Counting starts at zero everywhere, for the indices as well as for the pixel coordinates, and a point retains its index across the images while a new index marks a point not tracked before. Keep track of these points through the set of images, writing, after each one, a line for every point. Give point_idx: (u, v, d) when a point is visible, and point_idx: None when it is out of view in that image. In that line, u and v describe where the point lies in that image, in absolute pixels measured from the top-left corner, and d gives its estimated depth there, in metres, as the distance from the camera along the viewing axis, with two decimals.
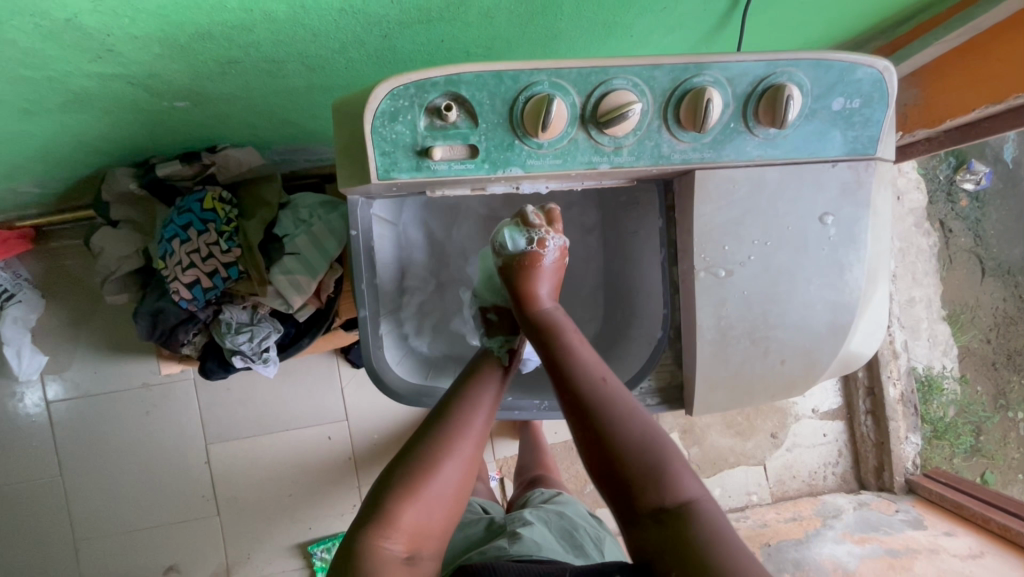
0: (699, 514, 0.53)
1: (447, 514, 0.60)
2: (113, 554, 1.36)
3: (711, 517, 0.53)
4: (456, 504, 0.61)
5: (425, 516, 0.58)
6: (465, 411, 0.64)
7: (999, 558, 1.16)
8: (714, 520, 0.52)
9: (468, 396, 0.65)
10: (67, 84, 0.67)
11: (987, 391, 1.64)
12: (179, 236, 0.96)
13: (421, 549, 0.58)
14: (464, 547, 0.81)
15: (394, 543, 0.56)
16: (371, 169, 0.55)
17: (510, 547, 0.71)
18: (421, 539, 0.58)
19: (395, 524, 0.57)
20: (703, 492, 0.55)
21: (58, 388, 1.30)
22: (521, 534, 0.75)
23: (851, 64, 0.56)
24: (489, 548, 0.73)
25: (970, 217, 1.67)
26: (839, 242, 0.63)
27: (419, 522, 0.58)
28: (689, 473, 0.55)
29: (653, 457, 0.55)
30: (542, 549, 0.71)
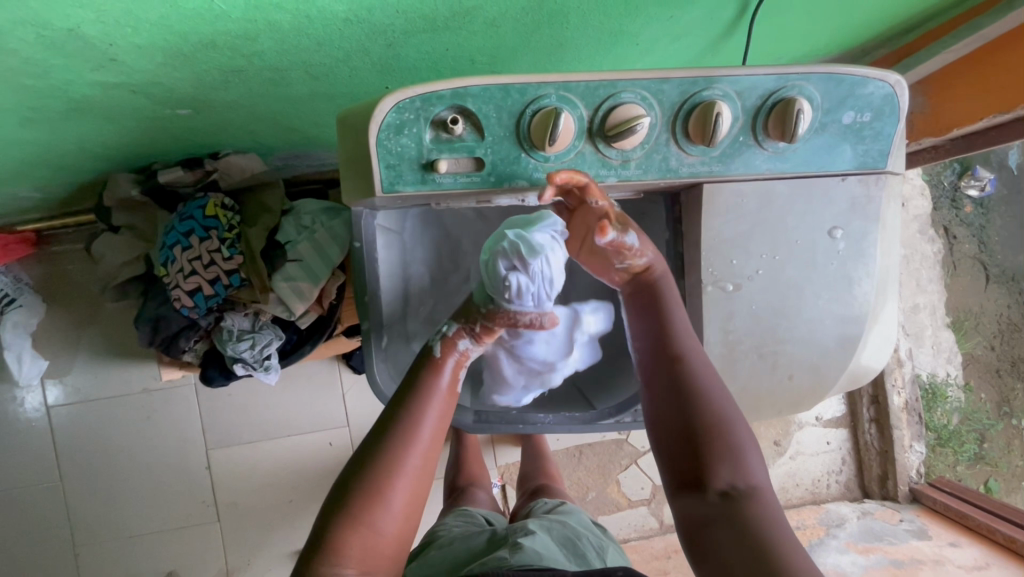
0: (762, 503, 0.52)
1: (401, 529, 0.55)
2: (113, 560, 1.35)
3: (768, 504, 0.53)
4: (411, 517, 0.56)
5: (375, 534, 0.54)
6: (414, 414, 0.59)
7: (1005, 569, 1.15)
8: (775, 513, 0.52)
9: (416, 399, 0.60)
10: (69, 92, 0.66)
11: (990, 399, 1.61)
12: (181, 243, 0.96)
13: (375, 568, 0.53)
14: (465, 556, 0.80)
15: (343, 568, 0.52)
16: (376, 182, 0.55)
17: (512, 557, 0.70)
18: (374, 559, 0.53)
19: (342, 544, 0.52)
20: (769, 484, 0.55)
21: (58, 392, 1.29)
22: (522, 544, 0.74)
23: (862, 78, 0.55)
24: (490, 560, 0.72)
25: (974, 223, 1.63)
26: (848, 257, 0.62)
27: (370, 541, 0.53)
28: (759, 459, 0.55)
29: (725, 436, 0.54)
30: (544, 559, 0.71)
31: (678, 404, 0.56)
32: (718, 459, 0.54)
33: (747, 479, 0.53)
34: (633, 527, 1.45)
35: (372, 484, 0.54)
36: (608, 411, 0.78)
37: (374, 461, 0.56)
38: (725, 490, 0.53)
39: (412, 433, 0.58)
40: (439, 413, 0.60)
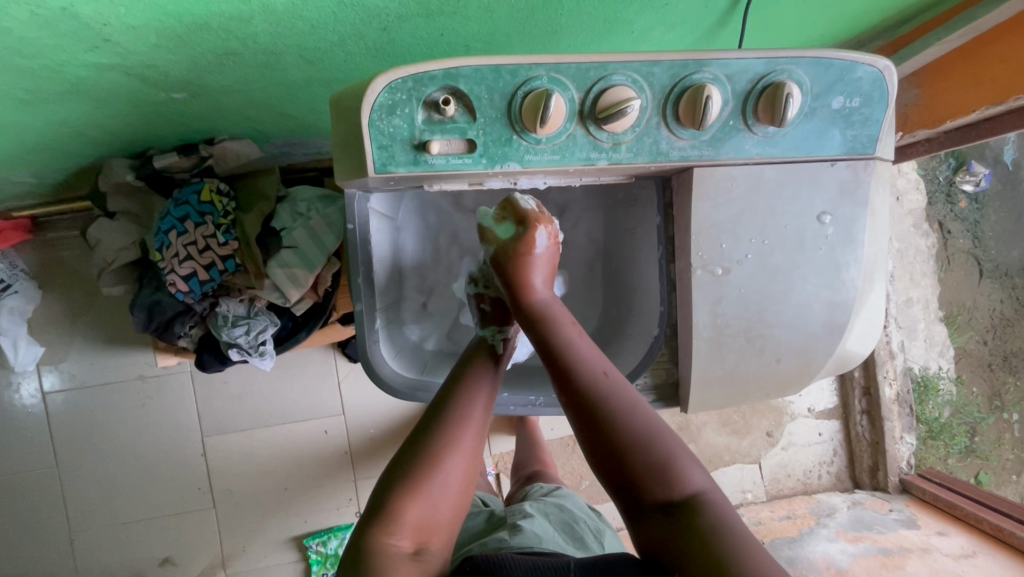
0: (711, 506, 0.53)
1: (455, 504, 0.58)
2: (109, 546, 1.36)
3: (717, 508, 0.53)
4: (465, 494, 0.59)
5: (433, 509, 0.56)
6: (467, 393, 0.63)
7: (991, 557, 1.17)
8: (720, 512, 0.52)
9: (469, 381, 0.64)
10: (64, 73, 0.66)
11: (982, 393, 1.65)
12: (176, 229, 0.96)
13: (428, 541, 0.55)
14: (464, 537, 0.81)
15: (398, 536, 0.54)
16: (369, 163, 0.55)
17: (511, 539, 0.71)
18: (430, 533, 0.56)
19: (400, 516, 0.55)
20: (708, 482, 0.55)
21: (54, 379, 1.29)
22: (521, 526, 0.75)
23: (851, 63, 0.55)
24: (490, 540, 0.72)
25: (968, 219, 1.67)
26: (836, 242, 0.63)
27: (424, 515, 0.56)
28: (695, 462, 0.55)
29: (656, 448, 0.55)
30: (544, 541, 0.71)
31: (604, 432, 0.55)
32: (652, 479, 0.54)
33: (690, 487, 0.54)
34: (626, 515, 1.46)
35: (430, 458, 0.58)
36: None
37: (430, 438, 0.59)
38: (669, 507, 0.53)
39: (467, 413, 0.61)
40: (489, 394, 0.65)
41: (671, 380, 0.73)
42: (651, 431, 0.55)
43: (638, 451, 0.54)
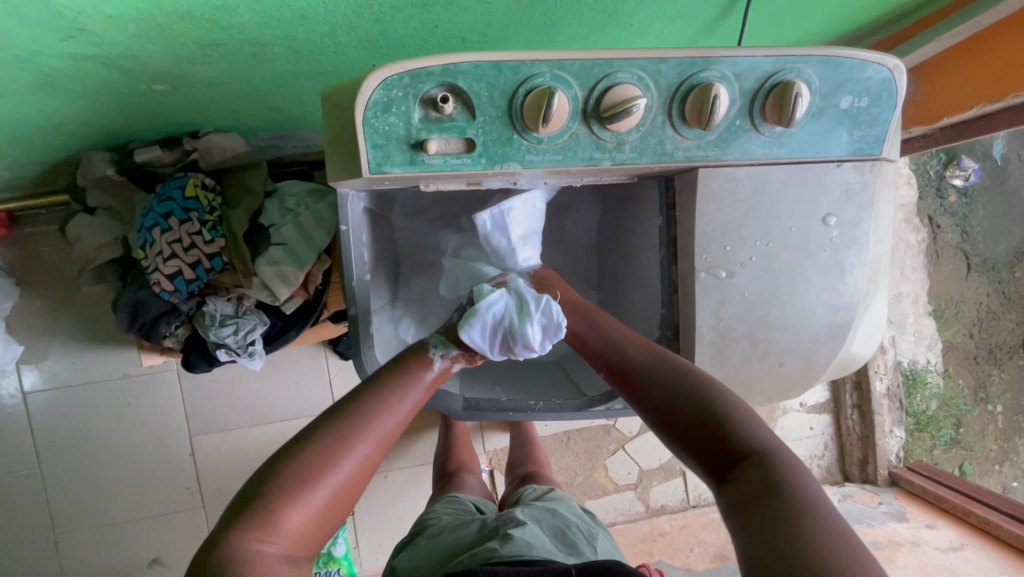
0: (785, 458, 0.48)
1: (329, 508, 0.52)
2: (95, 548, 1.33)
3: (787, 460, 0.48)
4: (343, 499, 0.54)
5: (300, 505, 0.50)
6: (382, 397, 0.60)
7: (979, 550, 1.19)
8: (797, 464, 0.47)
9: (389, 390, 0.61)
10: (37, 64, 0.63)
11: (968, 385, 1.68)
12: (160, 226, 0.93)
13: (294, 549, 0.49)
14: (455, 547, 0.80)
15: (261, 537, 0.48)
16: (363, 163, 0.53)
17: (501, 548, 0.70)
18: (290, 536, 0.49)
19: (264, 509, 0.49)
20: (778, 442, 0.50)
21: (34, 378, 1.25)
22: (512, 535, 0.74)
23: (861, 62, 0.54)
24: (480, 551, 0.71)
25: (958, 213, 1.67)
26: (841, 244, 0.62)
27: (287, 511, 0.50)
28: (763, 422, 0.52)
29: (712, 399, 0.54)
30: (534, 548, 0.70)
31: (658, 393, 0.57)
32: (718, 430, 0.51)
33: (759, 440, 0.50)
34: (620, 511, 1.46)
35: (314, 454, 0.53)
36: (598, 398, 0.77)
37: (323, 434, 0.55)
38: (744, 456, 0.49)
39: (373, 419, 0.58)
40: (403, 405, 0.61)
41: None
42: (709, 392, 0.55)
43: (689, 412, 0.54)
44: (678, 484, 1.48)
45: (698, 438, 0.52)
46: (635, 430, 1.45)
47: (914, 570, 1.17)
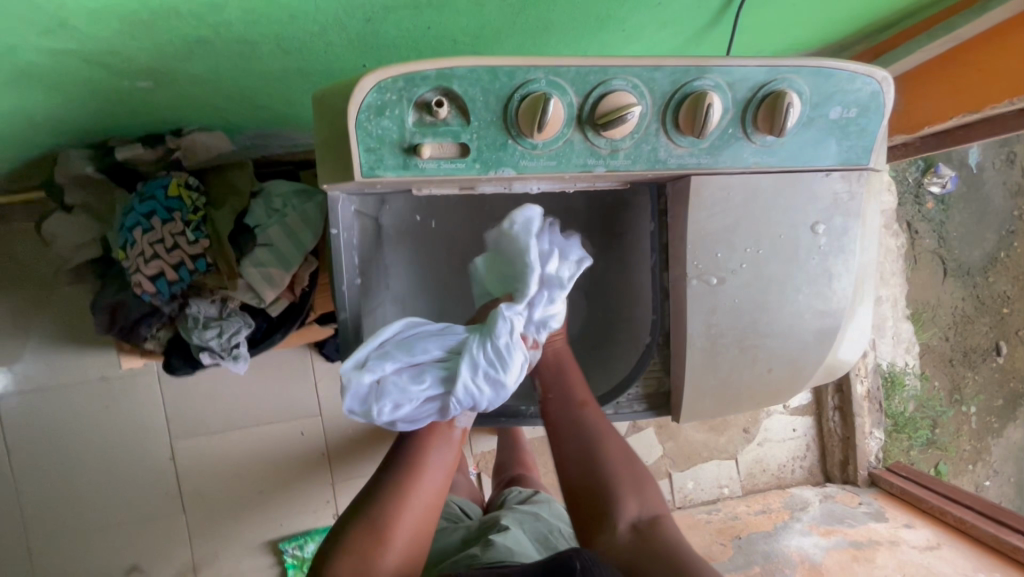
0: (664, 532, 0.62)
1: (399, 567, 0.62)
2: (70, 556, 1.29)
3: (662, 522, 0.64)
4: (408, 560, 0.63)
5: (372, 574, 0.60)
6: (421, 457, 0.67)
7: (955, 549, 1.22)
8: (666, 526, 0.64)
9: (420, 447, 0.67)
10: (15, 58, 0.61)
11: (944, 387, 1.72)
12: (141, 225, 0.90)
13: None
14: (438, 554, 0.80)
15: None
16: (355, 166, 0.52)
17: (483, 555, 0.70)
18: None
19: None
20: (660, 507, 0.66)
21: (6, 380, 1.21)
22: (494, 540, 0.74)
23: (850, 74, 0.55)
24: (462, 558, 0.71)
25: (935, 219, 1.70)
26: (829, 251, 0.63)
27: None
28: (655, 490, 0.66)
29: (624, 467, 0.67)
30: (516, 555, 0.70)
31: (579, 451, 0.68)
32: (624, 493, 0.65)
33: (648, 509, 0.64)
34: None
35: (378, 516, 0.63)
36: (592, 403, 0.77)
37: (381, 494, 0.64)
38: (631, 524, 0.63)
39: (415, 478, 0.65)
40: (435, 461, 0.67)
41: (661, 390, 0.73)
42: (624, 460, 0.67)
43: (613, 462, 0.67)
44: (664, 485, 1.49)
45: (598, 498, 0.65)
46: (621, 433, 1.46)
47: (893, 570, 1.19)
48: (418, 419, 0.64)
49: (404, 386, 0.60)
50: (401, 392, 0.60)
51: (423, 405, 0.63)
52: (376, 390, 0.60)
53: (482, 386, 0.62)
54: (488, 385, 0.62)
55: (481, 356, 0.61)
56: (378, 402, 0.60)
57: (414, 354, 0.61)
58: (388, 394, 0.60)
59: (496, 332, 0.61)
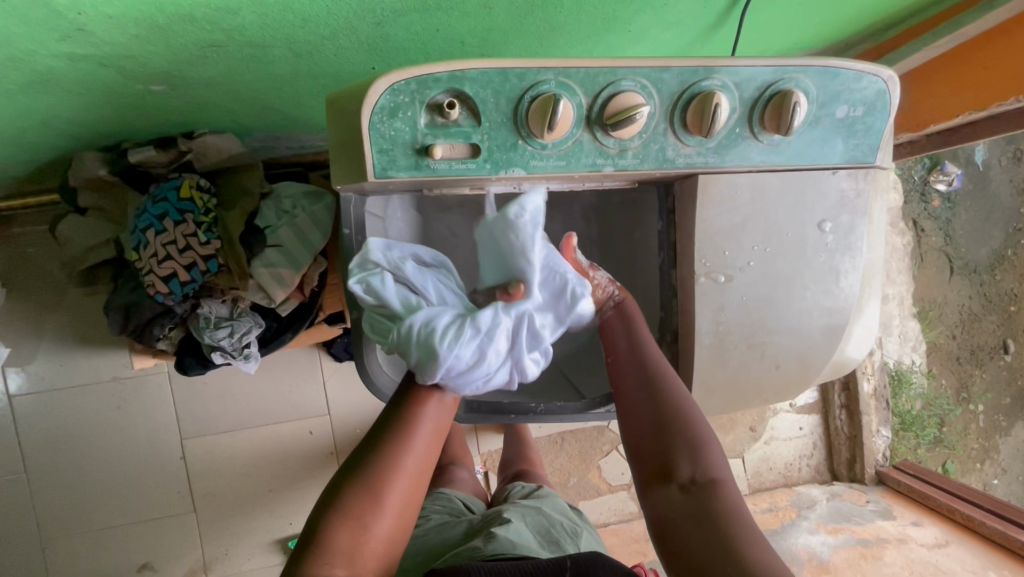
0: (722, 492, 0.57)
1: (396, 526, 0.57)
2: (82, 554, 1.31)
3: (728, 495, 0.57)
4: (405, 520, 0.58)
5: (366, 535, 0.55)
6: (409, 422, 0.61)
7: (963, 546, 1.22)
8: (731, 500, 0.57)
9: (413, 409, 0.62)
10: (33, 63, 0.62)
11: (951, 385, 1.72)
12: (154, 227, 0.91)
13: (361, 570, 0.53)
14: (441, 546, 0.81)
15: (330, 564, 0.52)
16: (368, 167, 0.53)
17: (485, 547, 0.71)
18: (365, 561, 0.54)
19: (332, 544, 0.53)
20: (730, 479, 0.59)
21: (20, 381, 1.23)
22: (496, 533, 0.74)
23: (857, 73, 0.56)
24: (465, 550, 0.72)
25: (941, 217, 1.69)
26: (836, 249, 0.64)
27: (359, 540, 0.54)
28: (717, 449, 0.60)
29: (683, 431, 0.60)
30: (518, 546, 0.71)
31: (647, 409, 0.62)
32: (678, 451, 0.60)
33: (706, 470, 0.58)
34: (613, 511, 1.47)
35: (367, 482, 0.57)
36: (599, 400, 0.78)
37: (368, 461, 0.58)
38: (686, 483, 0.58)
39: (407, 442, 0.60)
40: (435, 417, 0.63)
41: None
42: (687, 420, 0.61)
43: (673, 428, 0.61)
44: None
45: (659, 457, 0.60)
46: None
47: (901, 568, 1.19)
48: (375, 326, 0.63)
49: (382, 288, 0.59)
50: (374, 289, 0.59)
51: (379, 320, 0.61)
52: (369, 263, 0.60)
53: (423, 346, 0.56)
54: (427, 351, 0.56)
55: (450, 331, 0.56)
56: (365, 275, 0.59)
57: (414, 284, 0.60)
58: (368, 277, 0.59)
59: (478, 324, 0.56)
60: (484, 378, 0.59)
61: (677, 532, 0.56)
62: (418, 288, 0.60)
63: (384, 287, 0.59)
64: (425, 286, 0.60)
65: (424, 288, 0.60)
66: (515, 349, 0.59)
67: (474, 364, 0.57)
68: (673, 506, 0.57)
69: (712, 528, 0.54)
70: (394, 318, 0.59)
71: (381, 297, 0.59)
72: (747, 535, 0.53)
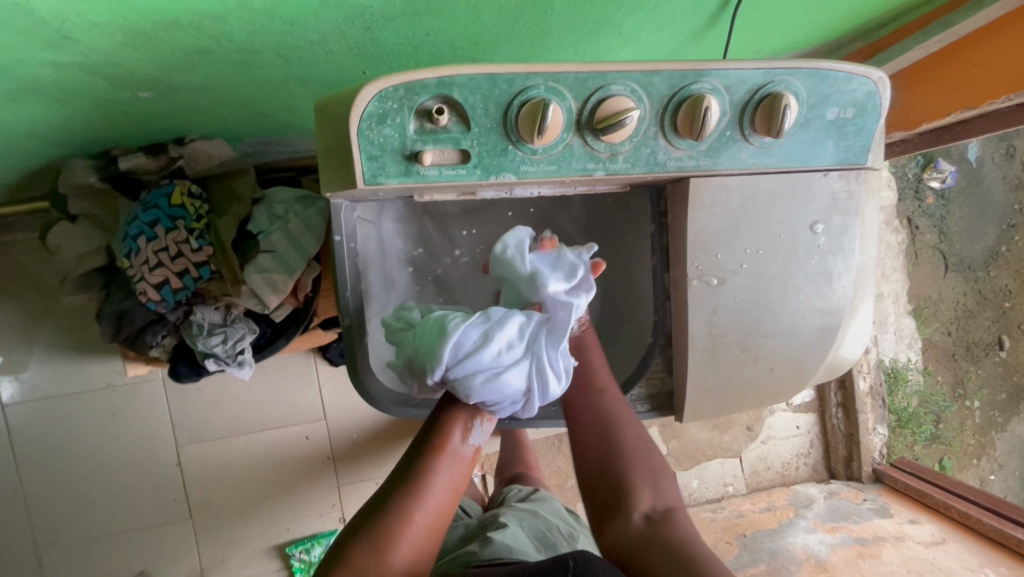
0: (677, 521, 0.60)
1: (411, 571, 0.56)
2: (77, 563, 1.30)
3: (682, 523, 0.60)
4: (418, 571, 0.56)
5: None
6: (423, 471, 0.60)
7: (960, 544, 1.22)
8: (686, 528, 0.60)
9: (428, 460, 0.60)
10: (18, 72, 0.61)
11: (947, 382, 1.72)
12: (145, 234, 0.90)
13: None
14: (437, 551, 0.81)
15: None
16: (358, 174, 0.53)
17: (481, 552, 0.70)
18: None
19: None
20: (682, 506, 0.62)
21: (12, 389, 1.22)
22: (492, 537, 0.74)
23: (847, 75, 0.55)
24: (460, 556, 0.72)
25: (935, 215, 1.70)
26: (829, 250, 0.64)
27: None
28: (672, 482, 0.63)
29: (639, 461, 0.63)
30: (515, 550, 0.71)
31: (599, 439, 0.65)
32: (636, 485, 0.62)
33: (662, 500, 0.61)
34: None
35: (375, 534, 0.55)
36: None
37: (380, 513, 0.57)
38: (646, 514, 0.60)
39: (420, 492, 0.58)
40: (451, 467, 0.61)
41: (665, 389, 0.73)
42: (642, 448, 0.64)
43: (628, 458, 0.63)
44: None
45: (615, 489, 0.62)
46: None
47: (899, 566, 1.20)
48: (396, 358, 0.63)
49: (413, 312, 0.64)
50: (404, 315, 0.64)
51: (399, 337, 0.62)
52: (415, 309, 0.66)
53: (432, 331, 0.56)
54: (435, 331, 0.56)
55: (461, 316, 0.57)
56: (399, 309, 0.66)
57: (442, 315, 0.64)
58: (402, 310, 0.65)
59: (489, 313, 0.57)
60: (493, 373, 0.55)
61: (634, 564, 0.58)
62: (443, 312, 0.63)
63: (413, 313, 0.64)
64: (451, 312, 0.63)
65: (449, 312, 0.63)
66: (532, 347, 0.57)
67: (481, 346, 0.55)
68: (631, 538, 0.59)
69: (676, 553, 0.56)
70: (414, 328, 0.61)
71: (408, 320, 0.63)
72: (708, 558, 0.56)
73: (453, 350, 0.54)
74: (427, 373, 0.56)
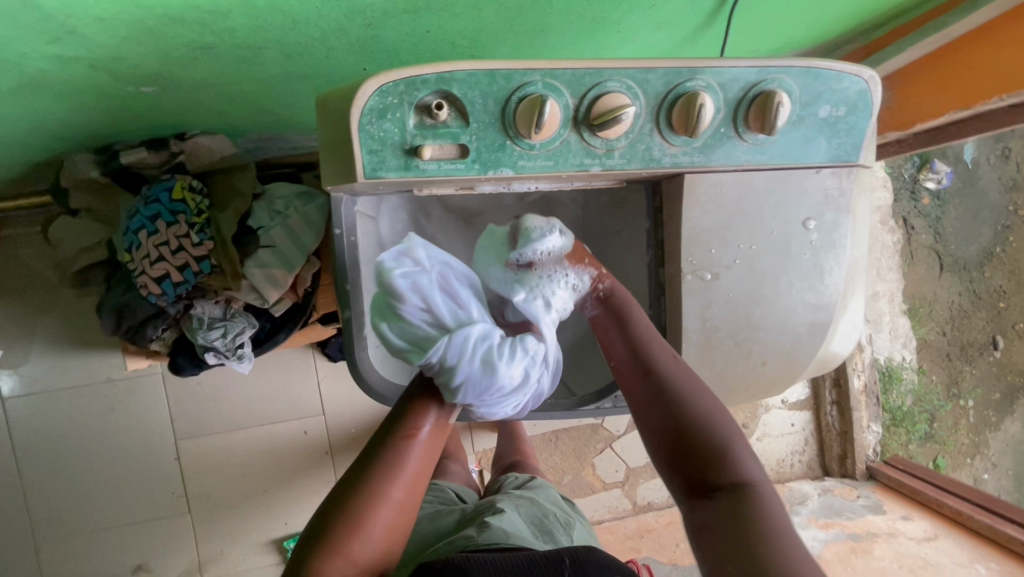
0: (759, 494, 0.55)
1: (383, 551, 0.57)
2: (75, 556, 1.31)
3: (764, 496, 0.55)
4: (391, 547, 0.57)
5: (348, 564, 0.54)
6: (397, 449, 0.60)
7: (952, 540, 1.24)
8: (768, 502, 0.54)
9: (402, 439, 0.61)
10: (23, 66, 0.62)
11: (941, 381, 1.73)
12: (147, 228, 0.91)
13: None
14: (434, 537, 0.82)
15: None
16: (358, 167, 0.53)
17: (479, 536, 0.71)
18: None
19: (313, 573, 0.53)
20: (764, 478, 0.56)
21: (12, 383, 1.23)
22: (489, 523, 0.75)
23: (839, 73, 0.57)
24: (458, 540, 0.72)
25: (931, 215, 1.72)
26: (821, 247, 0.65)
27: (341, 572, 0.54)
28: (749, 452, 0.57)
29: (706, 432, 0.58)
30: (511, 536, 0.71)
31: (658, 412, 0.60)
32: (706, 460, 0.57)
33: (735, 473, 0.56)
34: (608, 508, 1.47)
35: (350, 513, 0.56)
36: (589, 397, 0.80)
37: (354, 490, 0.57)
38: (723, 488, 0.55)
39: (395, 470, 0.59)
40: (425, 447, 0.61)
41: None
42: (708, 418, 0.59)
43: (696, 430, 0.58)
44: None
45: (684, 464, 0.58)
46: (621, 428, 1.48)
47: (890, 561, 1.23)
48: (398, 333, 0.60)
49: (425, 288, 0.59)
50: (416, 289, 0.59)
51: (409, 324, 0.59)
52: (412, 260, 0.61)
53: (475, 361, 0.58)
54: (480, 363, 0.57)
55: (502, 348, 0.59)
56: (407, 274, 0.59)
57: (450, 291, 0.62)
58: (409, 274, 0.60)
59: (528, 348, 0.60)
60: (513, 405, 0.63)
61: (707, 544, 0.54)
62: (456, 301, 0.62)
63: (427, 291, 0.59)
64: (466, 302, 0.62)
65: (465, 303, 0.62)
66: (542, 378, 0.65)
67: (516, 386, 0.60)
68: (708, 517, 0.55)
69: (754, 533, 0.52)
70: (434, 325, 0.59)
71: (423, 301, 0.59)
72: (789, 541, 0.51)
73: (494, 388, 0.58)
74: (459, 395, 0.59)
